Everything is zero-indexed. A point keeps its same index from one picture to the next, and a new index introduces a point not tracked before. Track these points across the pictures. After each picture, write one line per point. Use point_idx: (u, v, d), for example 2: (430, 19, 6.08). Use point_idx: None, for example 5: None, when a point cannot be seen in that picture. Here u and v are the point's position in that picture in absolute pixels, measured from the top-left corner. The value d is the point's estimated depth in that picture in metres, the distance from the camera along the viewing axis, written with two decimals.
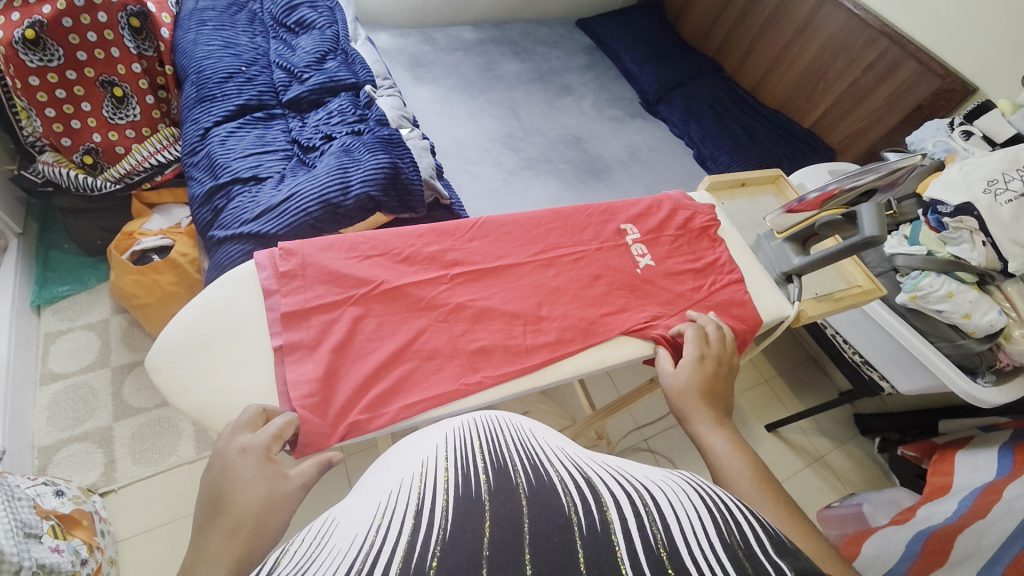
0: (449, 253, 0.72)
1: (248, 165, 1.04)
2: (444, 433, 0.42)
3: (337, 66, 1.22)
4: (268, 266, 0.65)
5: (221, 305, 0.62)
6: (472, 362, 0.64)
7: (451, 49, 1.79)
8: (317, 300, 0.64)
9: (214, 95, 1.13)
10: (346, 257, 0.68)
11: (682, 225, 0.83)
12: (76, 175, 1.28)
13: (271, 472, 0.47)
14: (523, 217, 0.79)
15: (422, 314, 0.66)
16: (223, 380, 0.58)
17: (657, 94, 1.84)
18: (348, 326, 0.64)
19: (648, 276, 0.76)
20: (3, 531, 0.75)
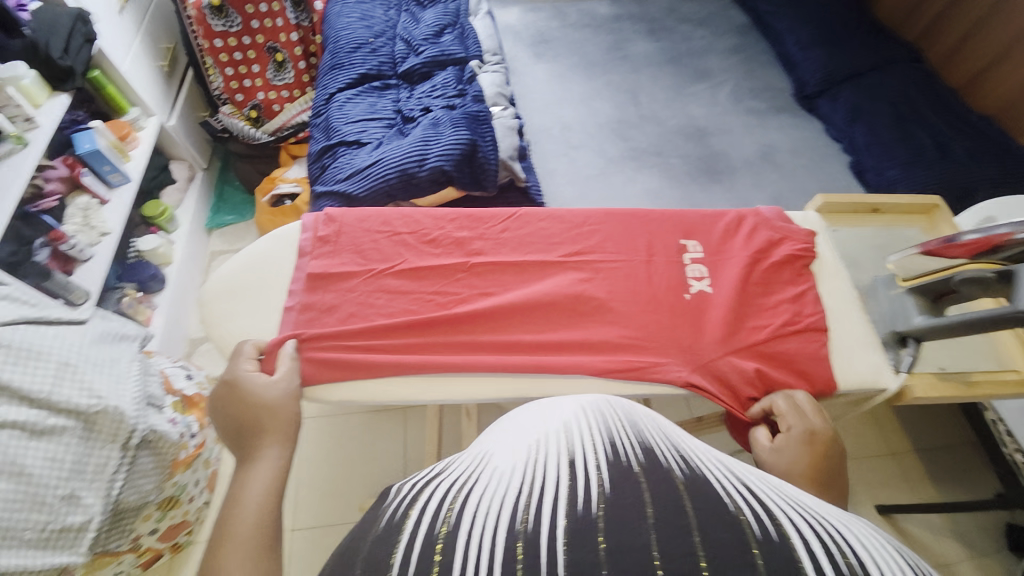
0: (480, 242, 0.74)
1: (354, 130, 1.14)
2: (583, 404, 0.45)
3: (451, 40, 1.25)
4: (312, 227, 0.74)
5: (266, 256, 0.72)
6: (464, 349, 0.66)
7: (581, 25, 1.70)
8: (346, 264, 0.72)
9: (343, 64, 1.26)
10: (379, 231, 0.74)
11: (760, 251, 0.73)
12: (245, 126, 1.54)
13: (261, 380, 0.57)
14: (568, 215, 0.77)
15: (433, 288, 0.70)
16: (248, 323, 0.68)
17: (819, 85, 1.53)
18: (360, 297, 0.69)
19: (698, 300, 0.69)
20: (129, 397, 0.99)
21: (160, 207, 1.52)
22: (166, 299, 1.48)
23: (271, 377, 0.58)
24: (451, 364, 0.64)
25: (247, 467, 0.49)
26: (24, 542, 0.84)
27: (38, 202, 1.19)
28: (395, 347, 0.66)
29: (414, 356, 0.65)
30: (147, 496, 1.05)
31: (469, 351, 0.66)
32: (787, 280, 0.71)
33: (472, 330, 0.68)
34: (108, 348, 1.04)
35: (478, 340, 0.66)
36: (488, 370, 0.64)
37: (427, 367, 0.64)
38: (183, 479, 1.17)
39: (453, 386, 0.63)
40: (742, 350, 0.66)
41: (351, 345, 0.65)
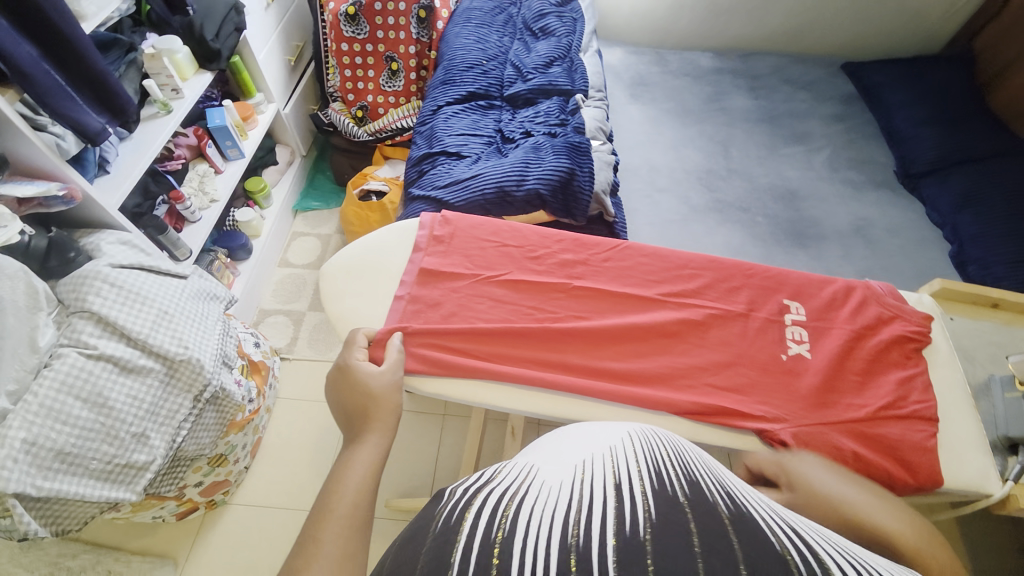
0: (578, 267, 0.76)
1: (456, 142, 1.20)
2: (631, 436, 0.48)
3: (560, 72, 1.31)
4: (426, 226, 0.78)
5: (382, 247, 0.76)
6: (550, 368, 0.67)
7: (681, 74, 1.74)
8: (448, 265, 0.75)
9: (454, 80, 1.34)
10: (488, 240, 0.78)
11: (865, 325, 0.70)
12: (349, 123, 1.66)
13: (370, 371, 0.59)
14: (672, 254, 0.78)
15: (528, 304, 0.72)
16: (360, 308, 0.71)
17: (928, 165, 1.47)
18: (462, 299, 0.72)
19: (795, 366, 0.68)
20: (211, 352, 1.06)
21: (261, 183, 1.64)
22: (249, 268, 1.59)
23: (377, 367, 0.61)
24: (538, 380, 0.65)
25: (352, 449, 0.51)
26: (88, 470, 0.89)
27: (166, 161, 1.33)
28: (488, 353, 0.68)
29: (503, 366, 0.67)
30: (203, 448, 1.10)
31: (553, 371, 0.67)
32: (894, 361, 0.68)
33: (559, 350, 0.69)
34: (199, 305, 1.11)
35: (563, 362, 0.67)
36: (570, 393, 0.65)
37: (515, 380, 0.65)
38: (235, 440, 1.22)
39: (536, 400, 0.65)
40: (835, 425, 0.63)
41: (445, 343, 0.68)
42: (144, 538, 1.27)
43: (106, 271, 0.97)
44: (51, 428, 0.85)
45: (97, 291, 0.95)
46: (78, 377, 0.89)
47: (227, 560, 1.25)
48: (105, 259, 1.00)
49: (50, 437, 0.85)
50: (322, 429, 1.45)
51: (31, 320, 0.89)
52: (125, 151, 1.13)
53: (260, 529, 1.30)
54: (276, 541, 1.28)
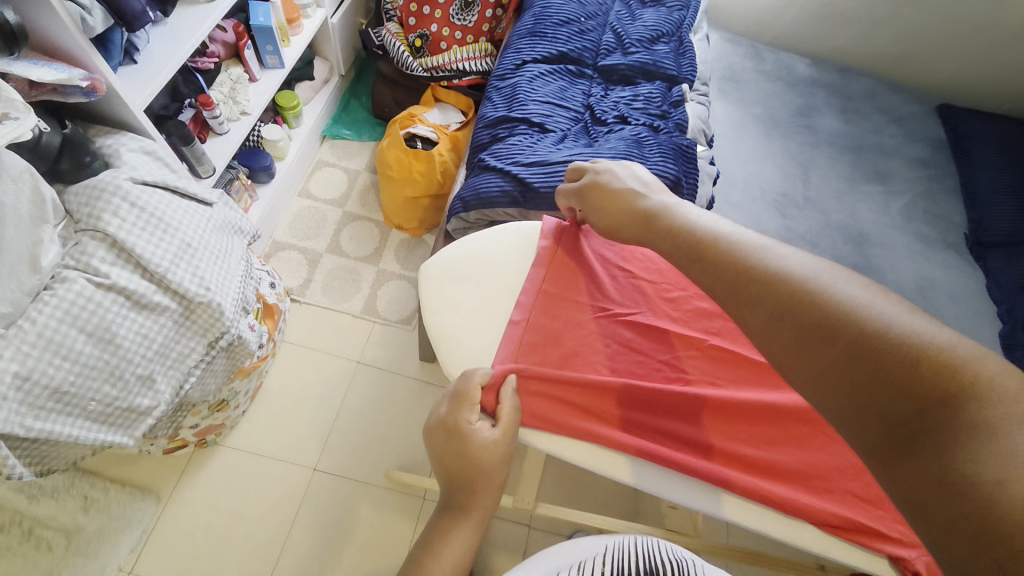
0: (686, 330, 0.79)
1: (541, 112, 1.06)
2: (610, 540, 0.73)
3: (666, 52, 1.16)
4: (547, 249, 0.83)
5: (490, 254, 0.83)
6: (650, 434, 0.72)
7: (774, 77, 1.59)
8: (564, 309, 0.80)
9: (545, 34, 1.18)
10: (622, 276, 0.83)
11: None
12: (404, 52, 1.48)
13: (489, 439, 0.63)
14: None
15: (634, 363, 0.77)
16: (472, 318, 0.78)
17: (998, 237, 1.42)
18: (593, 335, 0.78)
19: None
20: (232, 297, 0.94)
21: (293, 100, 1.46)
22: (269, 192, 1.43)
23: (495, 431, 0.64)
24: (638, 447, 0.70)
25: (450, 524, 0.60)
26: (85, 412, 0.79)
27: (197, 59, 1.16)
28: (597, 414, 0.72)
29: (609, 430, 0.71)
30: (207, 395, 1.01)
31: (652, 438, 0.72)
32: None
33: (657, 415, 0.73)
34: (224, 239, 0.97)
35: (662, 428, 0.72)
36: (664, 461, 0.69)
37: (617, 445, 0.70)
38: (238, 386, 1.12)
39: (633, 466, 0.70)
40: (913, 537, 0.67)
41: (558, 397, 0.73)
42: (124, 467, 1.21)
43: (126, 187, 0.83)
44: (50, 363, 0.74)
45: (114, 210, 0.81)
46: (84, 307, 0.77)
47: (213, 505, 1.20)
48: (126, 172, 0.86)
49: (48, 372, 0.74)
50: (326, 384, 1.36)
51: (33, 233, 0.76)
52: (156, 39, 0.97)
53: (249, 478, 1.23)
54: (265, 493, 1.22)
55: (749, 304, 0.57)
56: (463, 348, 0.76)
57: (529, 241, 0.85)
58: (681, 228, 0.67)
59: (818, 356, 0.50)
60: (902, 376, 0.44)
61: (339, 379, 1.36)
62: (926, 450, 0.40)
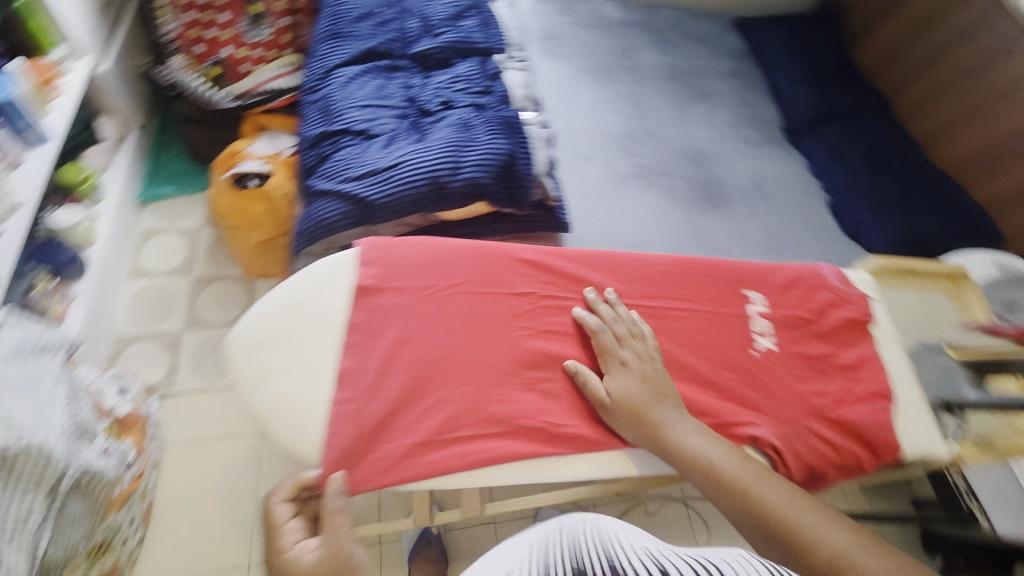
0: (550, 309, 0.75)
1: (362, 118, 0.99)
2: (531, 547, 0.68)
3: (474, 26, 1.13)
4: (364, 281, 0.73)
5: (301, 308, 0.71)
6: (520, 432, 0.68)
7: (589, 24, 1.63)
8: (396, 338, 0.71)
9: (344, 33, 1.08)
10: (434, 274, 0.75)
11: (812, 313, 0.80)
12: (202, 85, 1.30)
13: (309, 561, 0.57)
14: (652, 263, 0.81)
15: (488, 363, 0.71)
16: (292, 380, 0.68)
17: (805, 123, 1.61)
18: (419, 351, 0.70)
19: (767, 362, 0.76)
20: (58, 430, 0.78)
21: (81, 172, 1.24)
22: (89, 286, 1.21)
23: (313, 553, 0.57)
24: (509, 451, 0.66)
25: None
26: None
27: None
28: (456, 435, 0.67)
29: (478, 445, 0.66)
30: (76, 548, 0.85)
31: (524, 437, 0.68)
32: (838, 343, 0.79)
33: (527, 400, 0.70)
34: (22, 369, 0.80)
35: (529, 423, 0.68)
36: (537, 453, 0.67)
37: (485, 461, 0.65)
38: (118, 518, 0.98)
39: (509, 468, 0.66)
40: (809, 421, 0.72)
41: (410, 437, 0.66)
42: None
43: None
44: None
45: None
46: None
47: None
48: None
49: None
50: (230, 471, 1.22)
51: None
52: None
53: None
54: None
55: (747, 463, 0.65)
56: (297, 416, 0.66)
57: (340, 276, 0.74)
58: (677, 439, 0.66)
59: (790, 497, 0.63)
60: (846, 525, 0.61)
61: (243, 461, 1.22)
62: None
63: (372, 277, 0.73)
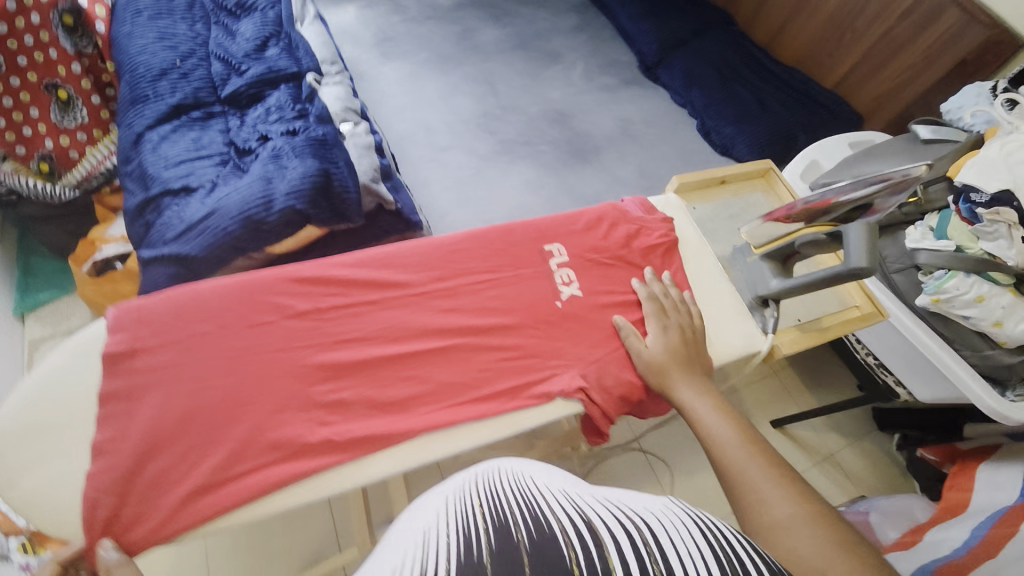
0: (342, 314, 0.55)
1: (179, 174, 0.96)
2: (442, 497, 0.46)
3: (278, 53, 1.12)
4: (112, 346, 0.50)
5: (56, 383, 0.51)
6: (307, 452, 0.48)
7: (424, 18, 1.63)
8: (161, 392, 0.49)
9: (147, 95, 1.05)
10: (182, 297, 0.53)
11: (623, 245, 0.68)
12: (36, 184, 1.21)
13: None
14: (431, 241, 0.64)
15: (268, 390, 0.50)
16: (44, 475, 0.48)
17: (656, 57, 1.64)
18: (183, 388, 0.49)
19: (572, 310, 0.61)
20: None
21: None
22: None
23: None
24: (291, 474, 0.47)
25: None
26: None
27: None
28: (238, 473, 0.47)
29: (257, 477, 0.47)
30: None
31: (310, 454, 0.48)
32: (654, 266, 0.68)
33: (312, 421, 0.50)
34: None
35: (309, 439, 0.48)
36: (322, 470, 0.48)
37: (269, 489, 0.46)
38: None
39: (298, 493, 0.47)
40: (621, 355, 0.59)
41: (173, 492, 0.46)
42: None
43: None
44: None
45: None
46: None
47: None
48: None
49: None
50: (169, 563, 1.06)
51: None
52: None
53: None
54: None
55: (735, 420, 0.50)
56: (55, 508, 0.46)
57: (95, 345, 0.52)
58: (683, 392, 0.54)
59: (768, 463, 0.45)
60: (845, 532, 0.38)
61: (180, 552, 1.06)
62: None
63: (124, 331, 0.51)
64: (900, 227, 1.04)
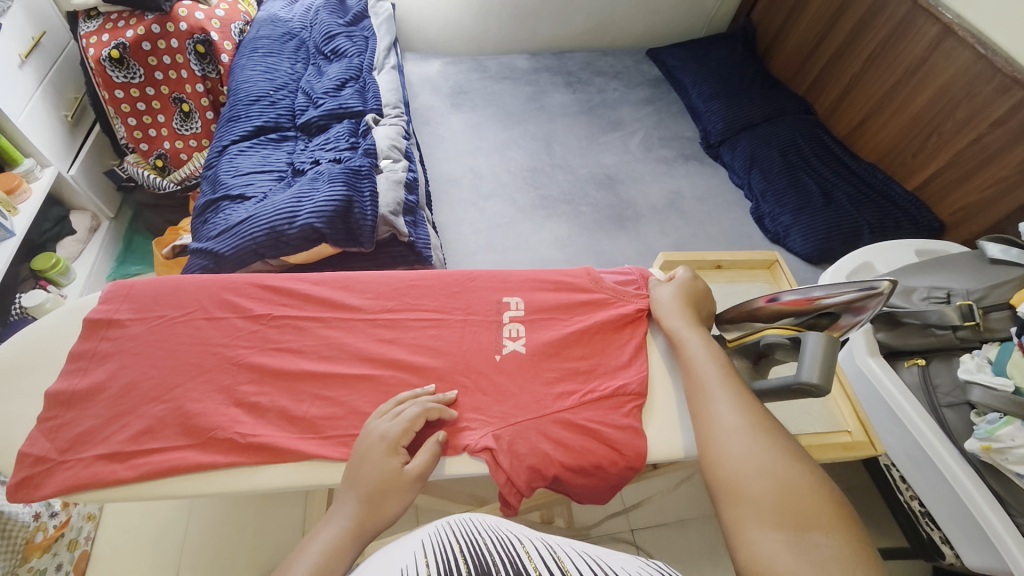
0: (287, 325, 0.64)
1: (240, 184, 1.10)
2: (421, 539, 0.44)
3: (351, 94, 1.28)
4: (98, 313, 0.63)
5: (47, 336, 0.63)
6: (211, 445, 0.55)
7: (499, 78, 1.77)
8: (119, 360, 0.60)
9: (239, 116, 1.24)
10: (170, 289, 0.65)
11: (580, 313, 0.69)
12: (149, 175, 1.45)
13: None
14: (395, 275, 0.69)
15: (202, 379, 0.59)
16: (6, 410, 0.58)
17: (721, 135, 1.60)
18: (139, 367, 0.59)
19: (508, 365, 0.63)
20: None
21: (52, 259, 1.34)
22: None
23: (388, 424, 0.54)
24: (189, 462, 0.54)
25: None
26: None
27: None
28: (148, 449, 0.55)
29: (162, 457, 0.54)
30: None
31: (212, 448, 0.55)
32: (608, 341, 0.66)
33: (226, 416, 0.57)
34: None
35: (218, 433, 0.55)
36: (217, 466, 0.54)
37: (168, 471, 0.54)
38: (38, 568, 0.96)
39: (192, 480, 0.54)
40: (545, 424, 0.59)
41: (91, 450, 0.55)
42: None
43: None
44: None
45: None
46: None
47: None
48: None
49: None
50: (163, 524, 1.10)
51: None
52: None
53: None
54: None
55: (723, 367, 0.56)
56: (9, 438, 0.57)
57: (81, 311, 0.65)
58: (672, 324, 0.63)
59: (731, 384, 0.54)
60: (813, 476, 0.45)
61: (174, 512, 1.11)
62: (799, 521, 0.41)
63: (110, 306, 0.63)
64: (955, 353, 0.89)
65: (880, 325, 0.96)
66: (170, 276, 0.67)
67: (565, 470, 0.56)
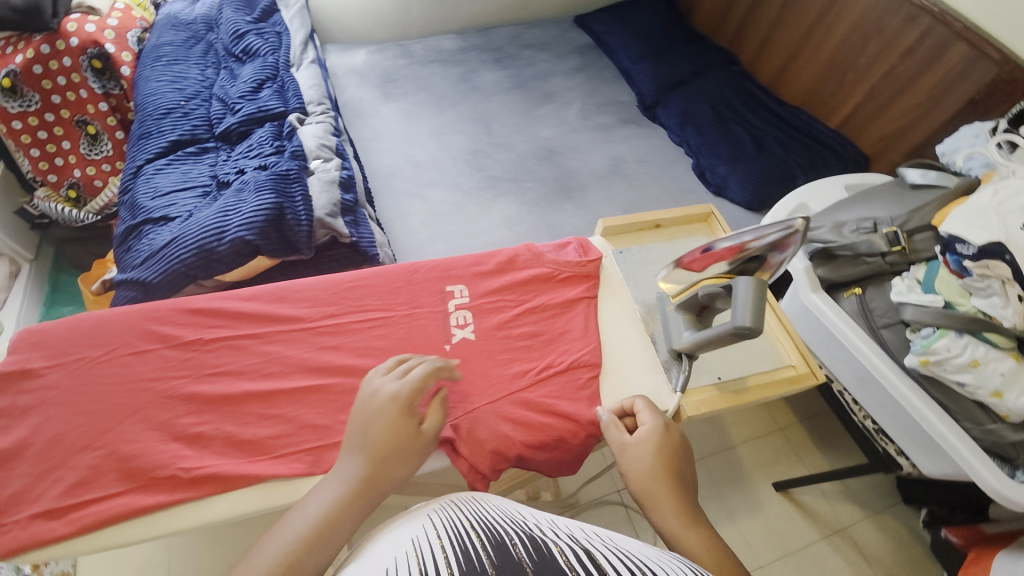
0: (222, 348, 0.62)
1: (161, 205, 1.03)
2: (430, 514, 0.42)
3: (269, 95, 1.21)
4: (7, 366, 0.59)
5: None
6: (154, 485, 0.54)
7: (427, 61, 1.72)
8: (42, 412, 0.57)
9: (150, 132, 1.15)
10: (86, 329, 0.62)
11: (524, 292, 0.68)
12: (63, 209, 1.34)
13: None
14: (330, 279, 0.68)
15: (135, 419, 0.57)
16: None
17: (654, 96, 1.61)
18: (65, 416, 0.57)
19: (460, 353, 0.63)
20: None
21: None
22: None
23: (398, 384, 0.54)
24: (132, 507, 0.53)
25: None
26: None
27: None
28: (87, 500, 0.53)
29: (101, 506, 0.53)
30: None
31: (156, 488, 0.54)
32: (557, 316, 0.67)
33: (168, 452, 0.56)
34: None
35: (161, 472, 0.54)
36: (165, 505, 0.53)
37: (112, 519, 0.52)
38: None
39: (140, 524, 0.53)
40: (503, 405, 0.59)
41: (24, 511, 0.52)
42: None
43: None
44: None
45: None
46: None
47: None
48: None
49: None
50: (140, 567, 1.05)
51: None
52: None
53: None
54: None
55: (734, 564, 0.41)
56: None
57: None
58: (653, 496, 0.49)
59: None
60: None
61: (151, 552, 1.06)
62: None
63: (22, 357, 0.60)
64: (887, 277, 0.95)
65: (819, 261, 1.01)
66: (84, 316, 0.63)
67: (528, 446, 0.58)
